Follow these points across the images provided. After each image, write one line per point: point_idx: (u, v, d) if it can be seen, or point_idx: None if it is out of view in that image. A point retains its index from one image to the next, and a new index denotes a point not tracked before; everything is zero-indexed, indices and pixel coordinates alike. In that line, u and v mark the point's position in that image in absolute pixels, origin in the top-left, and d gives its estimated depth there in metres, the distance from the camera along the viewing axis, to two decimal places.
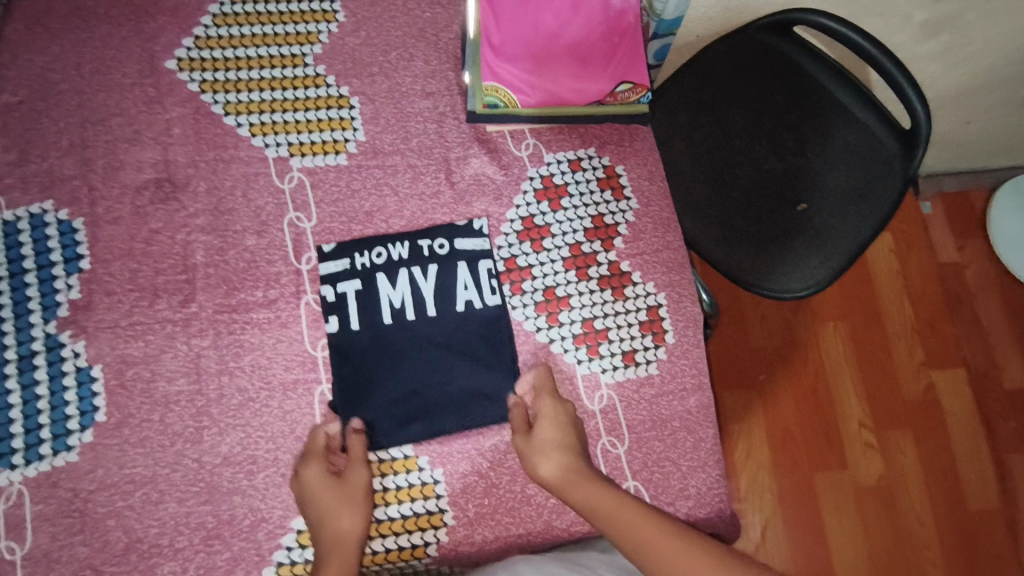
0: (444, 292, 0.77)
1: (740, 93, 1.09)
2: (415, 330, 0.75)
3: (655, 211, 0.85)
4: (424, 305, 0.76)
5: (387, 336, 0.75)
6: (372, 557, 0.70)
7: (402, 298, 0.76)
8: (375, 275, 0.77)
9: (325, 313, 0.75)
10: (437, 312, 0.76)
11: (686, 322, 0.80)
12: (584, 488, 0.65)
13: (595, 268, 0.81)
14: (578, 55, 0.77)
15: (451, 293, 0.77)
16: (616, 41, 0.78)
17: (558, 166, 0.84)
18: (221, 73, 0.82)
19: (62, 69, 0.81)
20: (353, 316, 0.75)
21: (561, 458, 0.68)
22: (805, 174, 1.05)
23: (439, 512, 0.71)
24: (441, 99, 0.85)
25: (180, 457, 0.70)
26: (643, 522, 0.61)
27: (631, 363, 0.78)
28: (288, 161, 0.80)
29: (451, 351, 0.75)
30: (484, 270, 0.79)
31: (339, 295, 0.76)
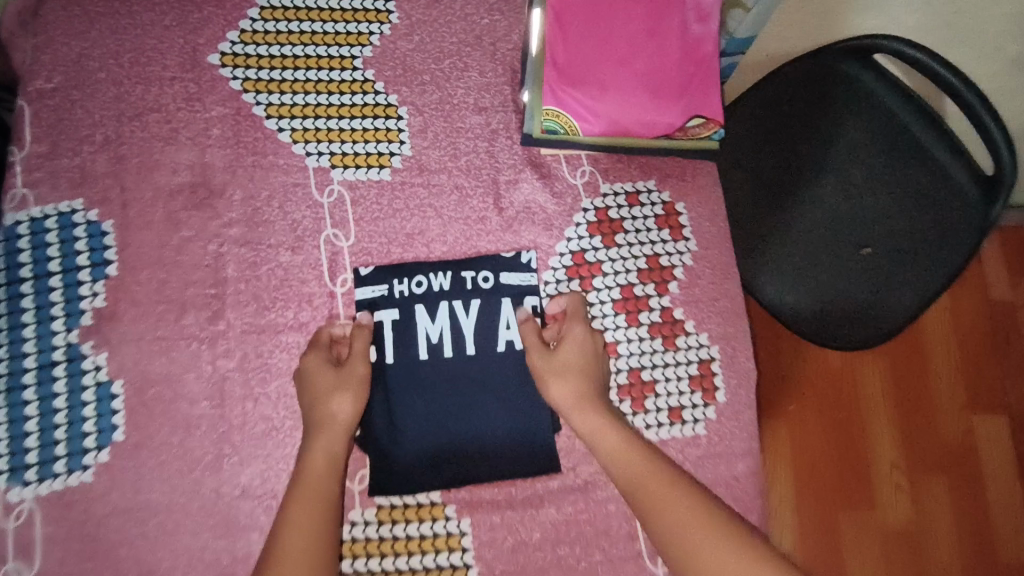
0: (485, 329, 0.73)
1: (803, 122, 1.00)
2: (453, 369, 0.71)
3: (715, 256, 0.79)
4: (464, 342, 0.72)
5: (422, 374, 0.71)
6: None
7: (441, 333, 0.72)
8: (413, 306, 0.72)
9: None
10: (476, 351, 0.72)
11: (739, 382, 0.75)
12: (607, 443, 0.62)
13: (647, 313, 0.76)
14: (649, 83, 0.71)
15: (493, 331, 0.73)
16: (691, 70, 0.72)
17: (615, 198, 0.79)
18: (265, 71, 0.77)
19: (98, 56, 0.76)
20: (388, 348, 0.71)
21: (578, 383, 0.66)
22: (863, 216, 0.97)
23: (463, 566, 0.69)
24: (496, 115, 0.79)
25: (198, 485, 0.68)
26: (664, 486, 0.58)
27: (677, 421, 0.74)
28: (329, 172, 0.76)
29: (489, 395, 0.72)
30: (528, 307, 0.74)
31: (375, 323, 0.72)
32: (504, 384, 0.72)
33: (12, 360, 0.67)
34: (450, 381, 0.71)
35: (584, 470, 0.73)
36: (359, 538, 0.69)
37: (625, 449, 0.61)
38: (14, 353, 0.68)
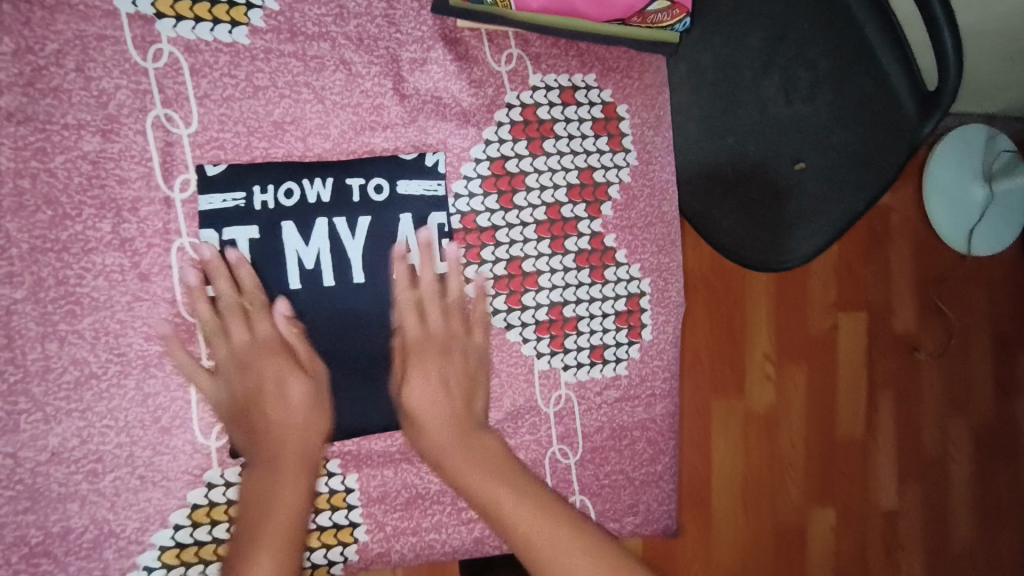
0: (378, 253, 0.58)
1: None
2: (338, 302, 0.57)
3: (656, 173, 0.67)
4: (349, 268, 0.57)
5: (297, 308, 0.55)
6: None
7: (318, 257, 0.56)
8: (281, 223, 0.55)
9: (206, 269, 0.54)
10: (367, 280, 0.57)
11: (667, 316, 0.67)
12: (480, 462, 0.51)
13: (574, 239, 0.64)
14: None
15: (389, 256, 0.58)
16: None
17: (547, 93, 0.63)
18: None
19: None
20: None
21: (440, 379, 0.55)
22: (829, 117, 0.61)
23: (350, 526, 0.58)
24: None
25: None
26: (496, 477, 0.49)
27: (598, 361, 0.65)
28: (154, 24, 0.53)
29: (382, 332, 0.58)
30: (433, 225, 0.60)
31: (227, 244, 0.54)
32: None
33: None
34: (333, 316, 0.56)
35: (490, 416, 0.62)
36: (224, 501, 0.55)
37: (497, 478, 0.49)
38: None
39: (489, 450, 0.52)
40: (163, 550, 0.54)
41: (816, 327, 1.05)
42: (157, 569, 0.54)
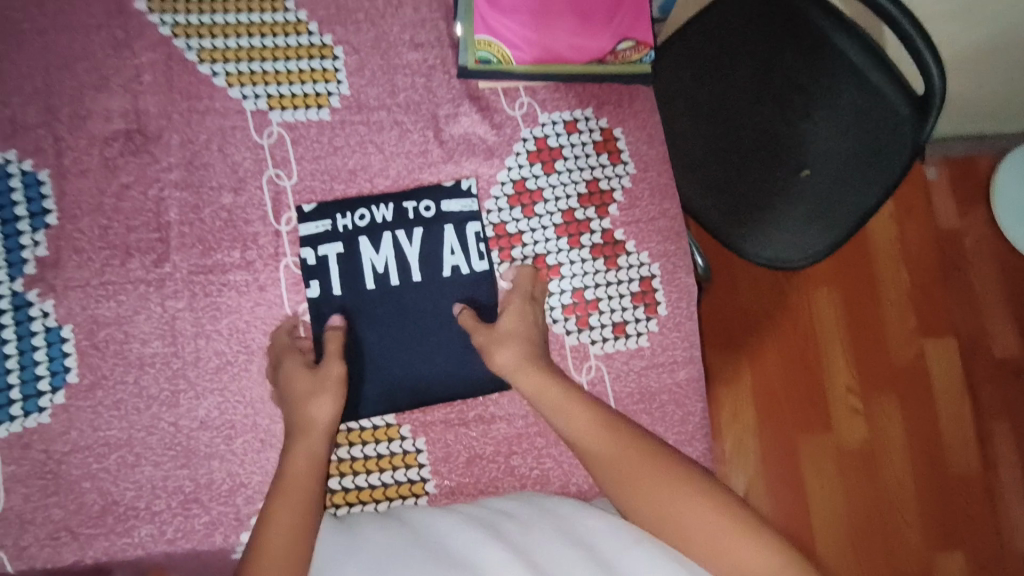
0: (431, 256, 0.74)
1: (750, 51, 1.04)
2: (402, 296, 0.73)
3: (654, 178, 0.81)
4: (409, 269, 0.74)
5: (373, 303, 0.73)
6: None
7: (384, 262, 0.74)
8: (357, 238, 0.74)
9: (305, 276, 0.73)
10: (423, 279, 0.74)
11: (680, 294, 0.78)
12: (594, 437, 0.60)
13: (588, 236, 0.78)
14: (578, 9, 0.74)
15: (438, 257, 0.75)
16: None
17: (553, 127, 0.80)
18: (194, 17, 0.76)
19: (22, 6, 0.74)
20: (335, 281, 0.73)
21: (518, 347, 0.67)
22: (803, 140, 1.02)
23: (421, 481, 0.71)
24: (432, 50, 0.80)
25: (156, 420, 0.69)
26: (613, 437, 0.60)
27: (621, 335, 0.77)
28: (266, 114, 0.76)
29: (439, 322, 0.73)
30: (471, 233, 0.76)
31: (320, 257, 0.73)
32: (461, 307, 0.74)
33: None
34: (400, 306, 0.73)
35: None
36: (337, 458, 0.70)
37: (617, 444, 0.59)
38: None
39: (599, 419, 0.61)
40: None
41: (901, 356, 1.19)
42: None
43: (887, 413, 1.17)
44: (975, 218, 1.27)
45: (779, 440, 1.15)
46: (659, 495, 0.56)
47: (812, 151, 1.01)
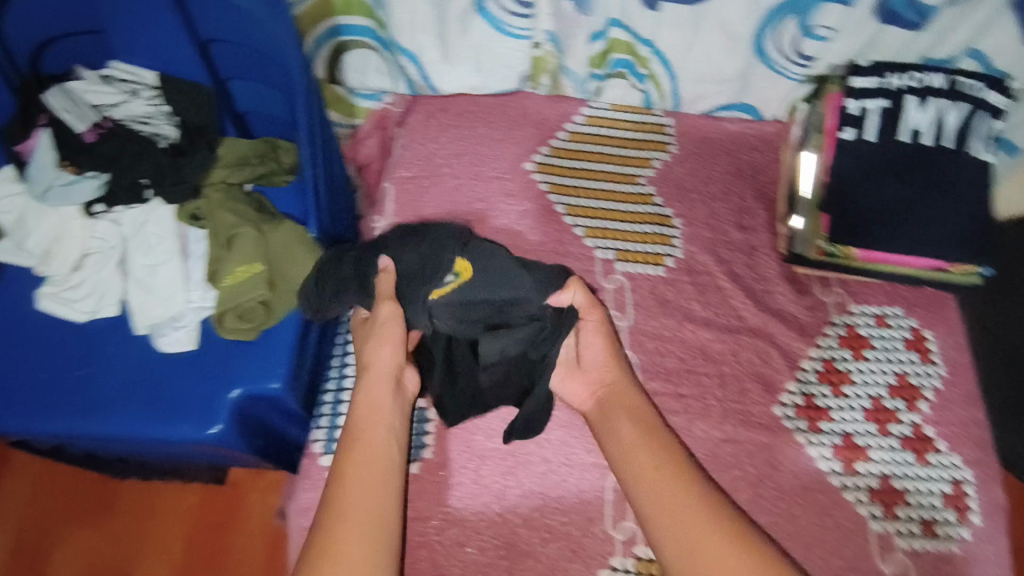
0: (964, 128, 0.80)
1: None
2: (906, 223, 0.80)
3: (965, 383, 0.83)
4: (944, 135, 0.81)
5: (900, 154, 0.81)
6: None
7: (924, 125, 0.81)
8: (865, 120, 0.82)
9: (841, 123, 0.83)
10: (875, 217, 0.81)
11: (994, 506, 0.76)
12: (606, 406, 0.77)
13: (898, 426, 0.81)
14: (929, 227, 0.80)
15: (972, 131, 0.80)
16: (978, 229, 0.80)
17: (864, 317, 0.88)
18: (567, 179, 0.96)
19: (447, 158, 0.98)
20: (870, 129, 0.82)
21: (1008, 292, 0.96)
22: None
23: None
24: (757, 234, 0.93)
25: (486, 507, 0.78)
26: (625, 418, 0.75)
27: (931, 534, 0.75)
28: (613, 263, 0.91)
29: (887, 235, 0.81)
30: (994, 127, 0.81)
31: (860, 113, 0.83)
32: (898, 219, 0.80)
33: None
34: (875, 229, 0.81)
35: (834, 563, 0.74)
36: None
37: (619, 418, 0.75)
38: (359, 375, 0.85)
39: (630, 409, 0.75)
40: None
41: None
42: None
43: None
44: None
45: None
46: (681, 504, 0.66)
47: None
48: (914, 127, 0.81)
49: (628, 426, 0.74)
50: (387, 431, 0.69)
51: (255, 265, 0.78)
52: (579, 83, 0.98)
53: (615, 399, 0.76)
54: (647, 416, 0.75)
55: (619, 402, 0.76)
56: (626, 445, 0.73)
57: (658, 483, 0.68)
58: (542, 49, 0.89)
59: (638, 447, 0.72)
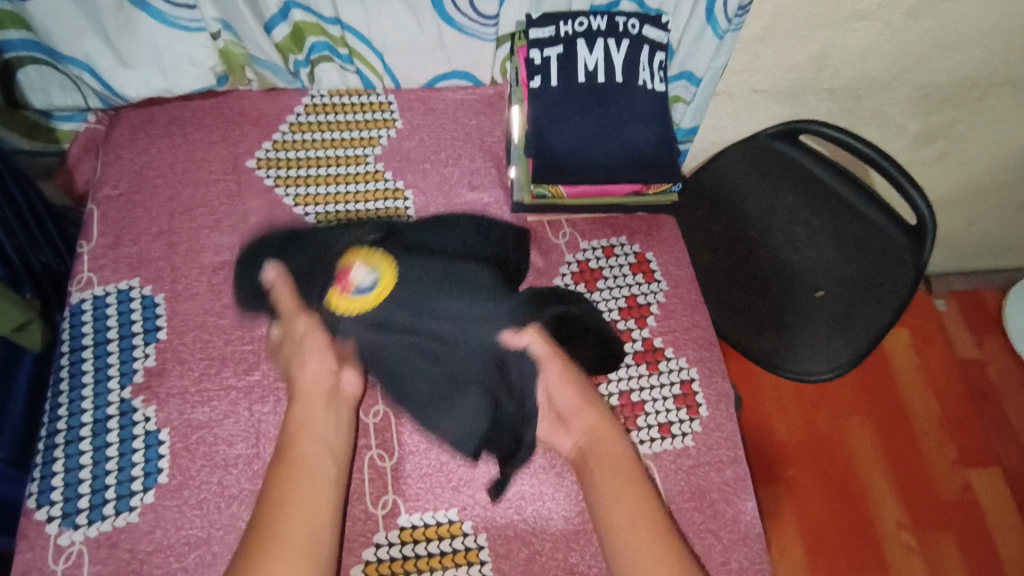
0: (631, 63, 0.88)
1: (765, 196, 1.13)
2: (599, 152, 0.87)
3: (684, 294, 0.91)
4: (615, 71, 0.88)
5: (581, 93, 0.88)
6: (376, 565, 0.72)
7: (597, 64, 0.88)
8: (548, 65, 0.88)
9: (529, 73, 0.88)
10: (574, 151, 0.87)
11: (718, 396, 0.84)
12: (621, 475, 0.71)
13: (631, 343, 0.86)
14: (621, 154, 0.88)
15: (639, 65, 0.88)
16: (663, 150, 0.88)
17: (593, 252, 0.92)
18: (293, 170, 0.94)
19: (158, 167, 0.92)
20: (553, 75, 0.88)
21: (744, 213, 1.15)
22: (811, 266, 1.08)
23: (477, 549, 0.74)
24: (488, 192, 0.95)
25: (234, 519, 0.73)
26: (632, 486, 0.70)
27: (668, 435, 0.81)
28: None
29: (592, 166, 0.87)
30: (657, 59, 0.89)
31: (543, 61, 0.88)
32: (594, 151, 0.87)
33: (71, 428, 0.75)
34: (576, 164, 0.87)
35: None
36: (374, 559, 0.73)
37: (635, 486, 0.70)
38: (73, 410, 0.76)
39: (618, 459, 0.72)
40: (367, 564, 0.72)
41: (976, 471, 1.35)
42: None
43: (980, 488, 1.32)
44: (990, 346, 1.55)
45: (911, 506, 1.29)
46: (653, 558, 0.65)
47: (817, 273, 1.07)
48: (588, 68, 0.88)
49: (610, 479, 0.71)
50: (320, 445, 0.70)
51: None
52: (287, 75, 0.98)
53: (620, 460, 0.72)
54: (640, 474, 0.72)
55: (618, 449, 0.73)
56: (612, 499, 0.70)
57: (619, 496, 0.69)
58: (224, 40, 0.89)
59: (617, 461, 0.72)
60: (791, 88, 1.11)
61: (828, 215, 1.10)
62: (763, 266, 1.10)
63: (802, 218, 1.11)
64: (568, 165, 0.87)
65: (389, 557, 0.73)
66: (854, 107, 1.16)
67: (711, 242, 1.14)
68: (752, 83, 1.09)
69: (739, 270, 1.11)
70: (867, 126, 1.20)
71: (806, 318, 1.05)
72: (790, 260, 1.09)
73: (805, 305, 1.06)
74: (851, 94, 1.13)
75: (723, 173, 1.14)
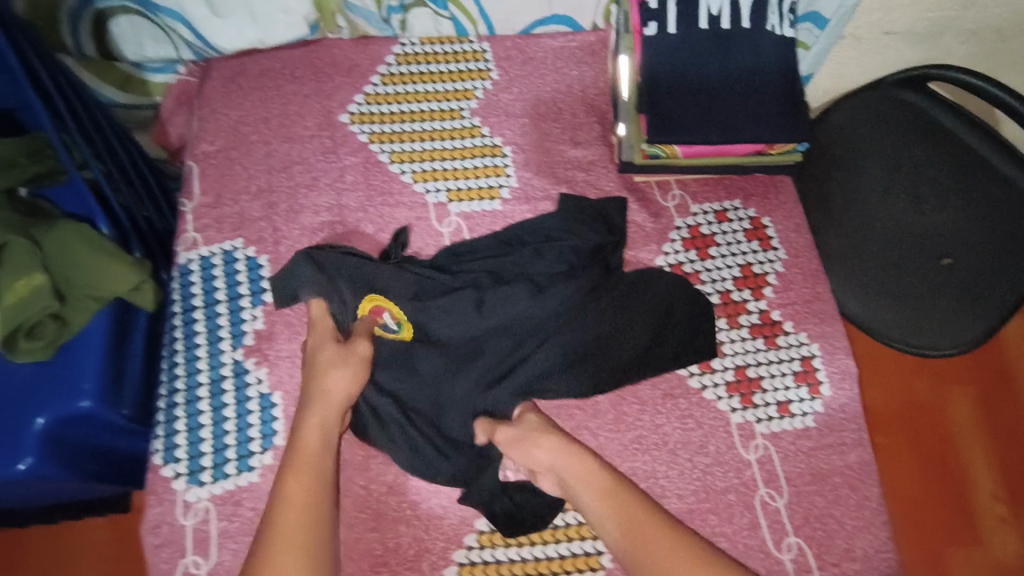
0: (759, 5, 0.79)
1: (883, 149, 0.99)
2: (718, 106, 0.79)
3: (805, 262, 0.84)
4: (740, 16, 0.79)
5: (702, 41, 0.79)
6: (489, 535, 0.73)
7: (721, 7, 0.79)
8: (665, 10, 0.79)
9: (644, 19, 0.79)
10: (691, 106, 0.79)
11: (843, 374, 0.78)
12: (588, 490, 0.68)
13: (746, 316, 0.81)
14: (745, 108, 0.79)
15: (767, 7, 0.79)
16: (792, 104, 0.79)
17: (704, 216, 0.86)
18: (388, 125, 0.90)
19: (253, 122, 0.89)
20: (671, 22, 0.79)
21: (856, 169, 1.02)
22: (935, 230, 0.94)
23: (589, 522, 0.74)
24: (591, 149, 0.89)
25: (349, 483, 0.74)
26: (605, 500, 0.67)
27: (787, 414, 0.77)
28: (447, 206, 0.86)
29: (710, 122, 0.78)
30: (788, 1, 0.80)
31: (659, 4, 0.79)
32: (712, 105, 0.79)
33: (190, 388, 0.76)
34: (691, 120, 0.78)
35: (700, 461, 0.76)
36: (487, 529, 0.73)
37: (607, 497, 0.68)
38: (190, 370, 0.77)
39: (583, 477, 0.69)
40: (480, 533, 0.73)
41: None
42: (475, 548, 0.72)
43: None
44: None
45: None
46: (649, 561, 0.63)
47: (942, 239, 0.94)
48: (711, 11, 0.79)
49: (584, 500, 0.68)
50: (313, 434, 0.68)
51: (34, 277, 0.69)
52: (379, 22, 0.92)
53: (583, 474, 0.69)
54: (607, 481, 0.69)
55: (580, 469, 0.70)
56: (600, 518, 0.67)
57: (611, 512, 0.67)
58: None
59: (588, 481, 0.69)
60: (929, 29, 0.98)
61: (949, 168, 0.92)
62: (877, 232, 1.00)
63: (922, 173, 0.95)
64: (683, 122, 0.78)
65: (502, 527, 0.73)
66: (1000, 49, 1.02)
67: (831, 201, 1.06)
68: (884, 24, 0.97)
69: (860, 238, 1.02)
70: (1013, 70, 1.06)
71: (925, 291, 0.96)
72: (914, 224, 0.96)
73: (927, 276, 0.95)
74: (999, 35, 0.99)
75: (836, 130, 1.04)
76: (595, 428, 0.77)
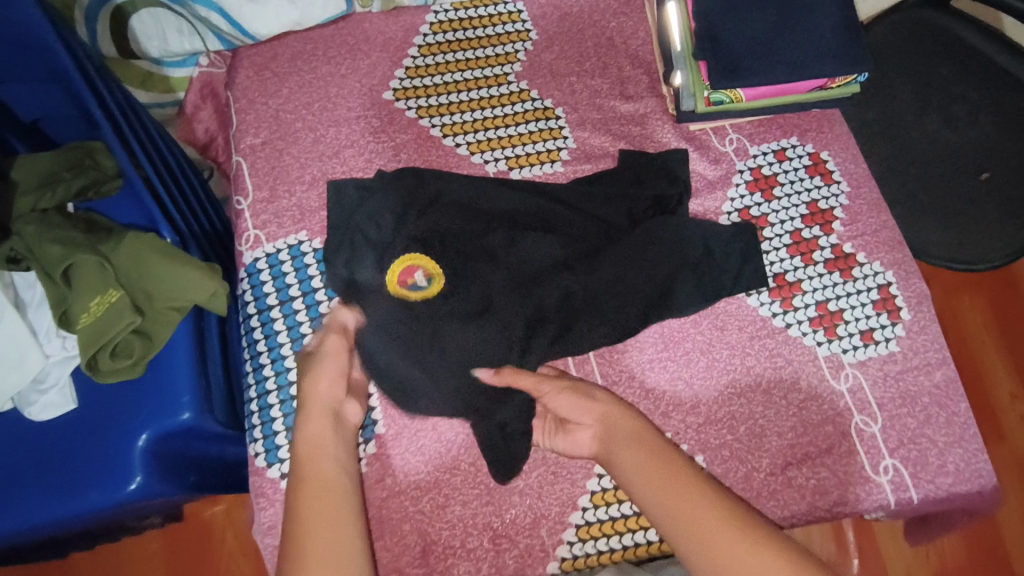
0: None
1: (915, 70, 0.98)
2: (778, 43, 0.78)
3: (868, 192, 0.85)
4: None
5: None
6: (602, 495, 0.74)
7: None
8: None
9: None
10: (753, 46, 0.78)
11: (918, 297, 0.80)
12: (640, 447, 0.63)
13: (819, 251, 0.82)
14: (805, 43, 0.78)
15: None
16: (852, 34, 0.79)
17: (764, 158, 0.86)
18: (434, 98, 0.87)
19: (294, 109, 0.86)
20: None
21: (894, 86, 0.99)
22: (978, 144, 0.93)
23: None
24: (643, 102, 0.88)
25: (456, 462, 0.75)
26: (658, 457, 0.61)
27: (871, 342, 0.79)
28: (508, 174, 0.84)
29: (773, 59, 0.78)
30: None
31: None
32: (773, 43, 0.78)
33: (282, 388, 0.75)
34: (755, 60, 0.78)
35: (795, 397, 0.77)
36: (598, 489, 0.74)
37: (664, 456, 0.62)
38: (277, 370, 0.76)
39: (635, 434, 0.64)
40: (593, 494, 0.74)
41: None
42: (590, 509, 0.74)
43: None
44: None
45: None
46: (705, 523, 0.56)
47: (983, 152, 0.93)
48: None
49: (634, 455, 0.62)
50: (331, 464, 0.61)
51: (110, 294, 0.67)
52: None
53: (634, 431, 0.65)
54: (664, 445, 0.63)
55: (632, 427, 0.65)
56: (645, 475, 0.61)
57: (655, 475, 0.60)
58: None
59: (638, 438, 0.64)
60: None
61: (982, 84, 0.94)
62: (913, 150, 0.96)
63: (955, 93, 0.95)
64: (746, 62, 0.78)
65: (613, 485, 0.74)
66: None
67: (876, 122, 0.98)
68: None
69: (895, 159, 0.97)
70: None
71: (967, 204, 0.93)
72: (954, 143, 0.94)
73: (967, 191, 0.93)
74: None
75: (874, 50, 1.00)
76: (689, 378, 0.78)
